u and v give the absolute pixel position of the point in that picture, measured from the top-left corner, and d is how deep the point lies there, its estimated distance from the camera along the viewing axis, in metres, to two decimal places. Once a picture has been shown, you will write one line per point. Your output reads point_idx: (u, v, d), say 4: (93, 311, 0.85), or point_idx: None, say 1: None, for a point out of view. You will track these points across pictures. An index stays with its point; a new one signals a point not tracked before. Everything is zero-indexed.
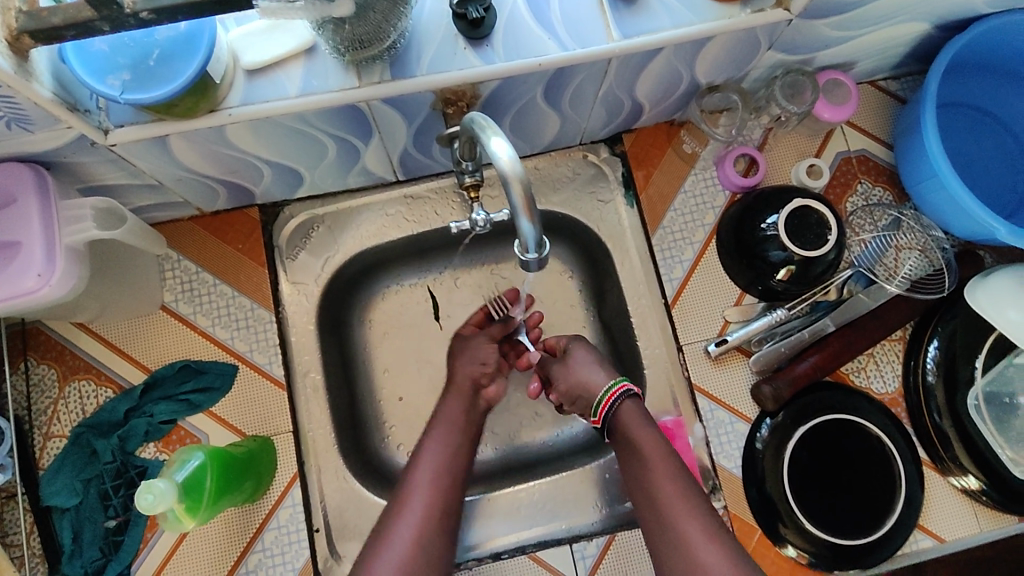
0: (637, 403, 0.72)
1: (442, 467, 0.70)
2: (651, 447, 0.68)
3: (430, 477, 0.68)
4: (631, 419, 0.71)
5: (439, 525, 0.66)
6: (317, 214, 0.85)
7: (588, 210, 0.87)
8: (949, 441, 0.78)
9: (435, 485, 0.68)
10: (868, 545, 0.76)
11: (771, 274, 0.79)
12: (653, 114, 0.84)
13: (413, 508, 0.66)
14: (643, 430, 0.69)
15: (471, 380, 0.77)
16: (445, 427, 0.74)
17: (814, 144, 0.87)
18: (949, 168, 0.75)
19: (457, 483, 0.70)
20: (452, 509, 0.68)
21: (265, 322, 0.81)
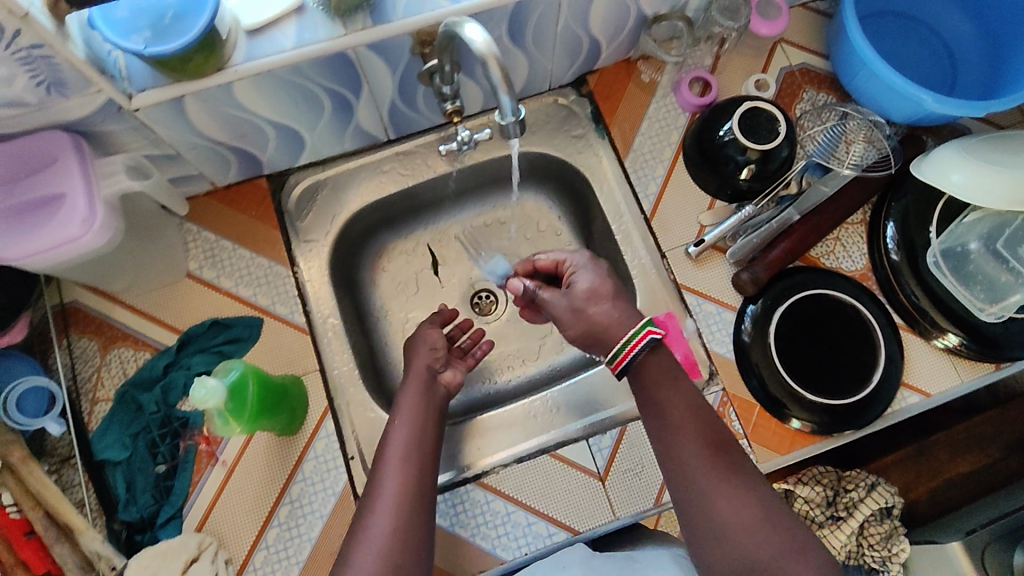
0: (663, 362, 0.70)
1: (412, 450, 0.69)
2: (671, 399, 0.68)
3: (397, 466, 0.67)
4: (659, 365, 0.70)
5: (416, 511, 0.64)
6: (320, 179, 0.93)
7: (564, 147, 0.96)
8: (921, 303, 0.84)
9: (408, 478, 0.67)
10: (860, 403, 0.81)
11: (735, 176, 0.88)
12: (610, 51, 0.93)
13: (387, 495, 0.65)
14: (669, 382, 0.69)
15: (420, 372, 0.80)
16: (405, 400, 0.75)
17: (759, 62, 0.96)
18: (876, 55, 0.84)
19: (428, 461, 0.69)
20: (428, 483, 0.68)
21: (284, 277, 0.88)
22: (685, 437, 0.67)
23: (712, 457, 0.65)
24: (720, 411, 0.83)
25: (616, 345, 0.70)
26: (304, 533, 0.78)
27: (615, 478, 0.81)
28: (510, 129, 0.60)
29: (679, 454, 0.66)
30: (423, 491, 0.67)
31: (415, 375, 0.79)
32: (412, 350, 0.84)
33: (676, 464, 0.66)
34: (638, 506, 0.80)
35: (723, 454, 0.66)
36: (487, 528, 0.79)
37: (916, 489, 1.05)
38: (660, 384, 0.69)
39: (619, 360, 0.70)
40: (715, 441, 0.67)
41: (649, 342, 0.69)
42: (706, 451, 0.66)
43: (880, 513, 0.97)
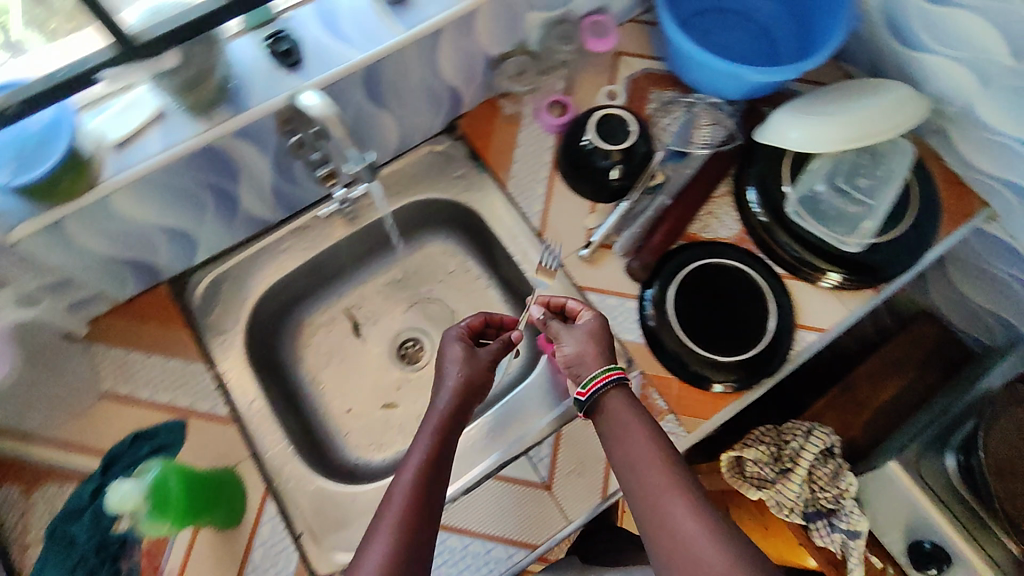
0: (628, 401, 0.74)
1: (425, 480, 0.66)
2: (640, 440, 0.72)
3: (410, 497, 0.64)
4: (628, 412, 0.74)
5: (417, 547, 0.62)
6: (221, 271, 0.94)
7: (449, 189, 1.02)
8: (794, 249, 0.92)
9: (414, 515, 0.63)
10: (765, 351, 0.88)
11: (605, 178, 0.95)
12: (471, 94, 1.00)
13: (386, 533, 0.62)
14: (642, 433, 0.72)
15: (458, 391, 0.75)
16: (428, 425, 0.72)
17: (607, 75, 1.05)
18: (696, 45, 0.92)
19: (438, 497, 0.66)
20: (433, 517, 0.65)
21: (200, 373, 0.87)
22: (656, 479, 0.69)
23: (692, 513, 0.66)
24: (644, 393, 0.87)
25: (590, 375, 0.77)
26: None
27: (561, 482, 0.82)
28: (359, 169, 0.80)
29: (652, 501, 0.68)
30: (423, 531, 0.63)
31: (448, 393, 0.75)
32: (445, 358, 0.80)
33: (648, 506, 0.68)
34: (589, 504, 0.81)
35: (693, 495, 0.68)
36: (449, 567, 0.79)
37: (852, 426, 1.11)
38: (623, 419, 0.73)
39: (591, 386, 0.76)
40: (686, 483, 0.69)
41: (615, 381, 0.75)
42: (676, 495, 0.67)
43: (823, 456, 1.03)
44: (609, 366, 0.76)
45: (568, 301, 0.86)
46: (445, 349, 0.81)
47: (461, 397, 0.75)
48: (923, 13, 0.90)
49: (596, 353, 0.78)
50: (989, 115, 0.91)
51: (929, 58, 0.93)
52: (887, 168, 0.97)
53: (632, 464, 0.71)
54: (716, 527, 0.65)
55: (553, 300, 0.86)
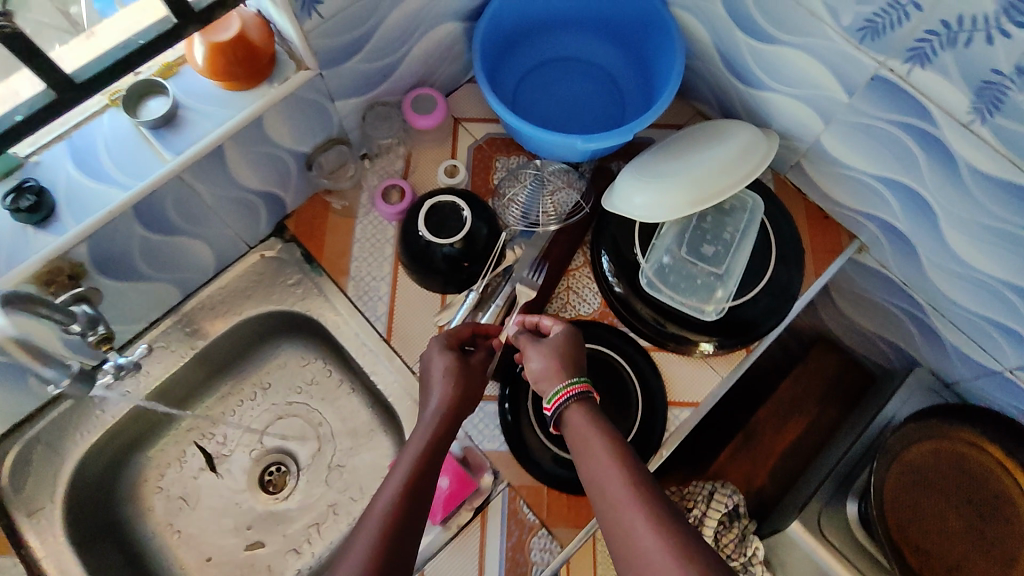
0: (594, 417, 0.67)
1: (403, 505, 0.61)
2: (601, 452, 0.63)
3: (380, 529, 0.59)
4: (583, 423, 0.67)
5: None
6: (32, 436, 0.85)
7: (284, 299, 0.93)
8: (655, 321, 0.86)
9: (383, 547, 0.57)
10: (635, 441, 0.83)
11: (451, 270, 0.86)
12: (293, 193, 0.91)
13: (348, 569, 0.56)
14: (599, 440, 0.64)
15: (445, 407, 0.71)
16: (412, 445, 0.67)
17: (445, 149, 0.98)
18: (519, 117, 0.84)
19: (413, 530, 0.60)
20: (405, 553, 0.59)
21: (10, 565, 0.81)
22: (615, 485, 0.60)
23: (656, 526, 0.56)
24: (512, 507, 0.81)
25: (551, 391, 0.70)
26: None
27: None
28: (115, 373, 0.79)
29: (613, 516, 0.59)
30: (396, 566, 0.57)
31: (433, 409, 0.70)
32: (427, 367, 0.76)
33: (610, 520, 0.59)
34: None
35: (662, 507, 0.58)
36: None
37: (758, 475, 1.08)
38: (584, 430, 0.66)
39: (558, 400, 0.69)
40: (654, 492, 0.59)
41: (579, 393, 0.69)
42: (637, 504, 0.58)
43: (726, 519, 0.96)
44: (575, 380, 0.70)
45: (541, 318, 0.80)
46: (429, 364, 0.76)
47: (445, 415, 0.70)
48: (754, 51, 0.84)
49: (565, 364, 0.72)
50: (838, 151, 0.85)
51: (770, 95, 0.87)
52: (734, 228, 0.90)
53: (596, 479, 0.62)
54: (686, 537, 0.55)
55: (528, 319, 0.80)
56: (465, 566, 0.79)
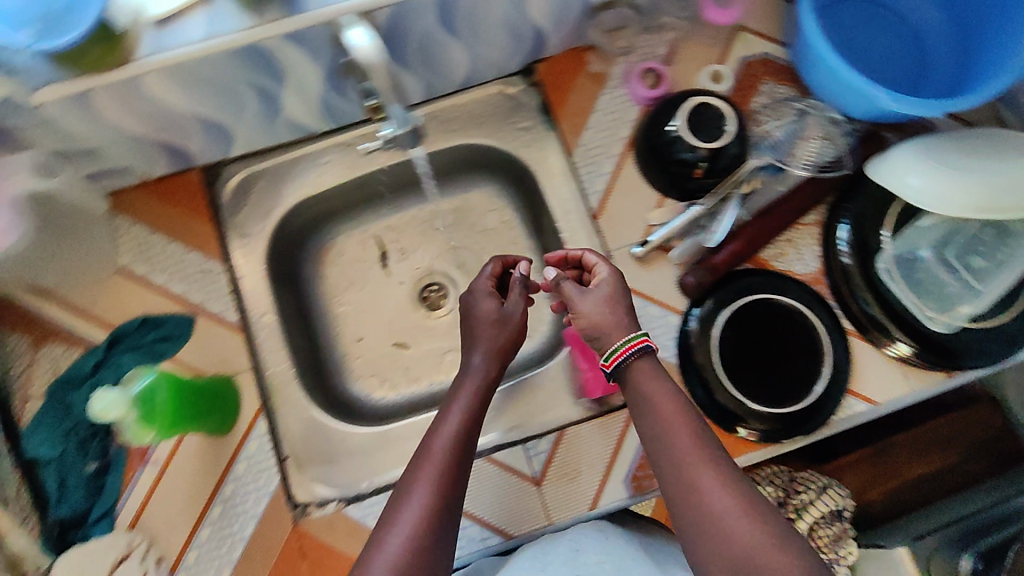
0: (651, 367, 0.68)
1: (461, 433, 0.66)
2: (670, 406, 0.66)
3: (443, 457, 0.64)
4: (650, 374, 0.68)
5: (449, 509, 0.62)
6: (256, 170, 0.91)
7: (508, 138, 0.93)
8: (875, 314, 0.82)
9: (448, 470, 0.63)
10: (804, 412, 0.80)
11: (685, 174, 0.85)
12: (558, 38, 0.89)
13: (418, 493, 0.62)
14: (658, 387, 0.67)
15: (491, 352, 0.73)
16: (467, 382, 0.71)
17: (716, 52, 0.92)
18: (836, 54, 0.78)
19: (468, 462, 0.66)
20: (463, 486, 0.64)
21: (217, 274, 0.86)
22: (678, 432, 0.64)
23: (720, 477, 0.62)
24: None
25: (612, 346, 0.69)
26: (236, 530, 0.78)
27: (552, 481, 0.81)
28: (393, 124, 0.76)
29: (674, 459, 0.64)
30: (457, 497, 0.63)
31: (482, 353, 0.73)
32: (471, 307, 0.77)
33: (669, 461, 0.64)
34: (572, 512, 0.80)
35: (724, 463, 0.63)
36: None
37: (874, 491, 1.05)
38: (643, 381, 0.68)
39: (614, 359, 0.69)
40: (715, 453, 0.63)
41: (642, 347, 0.68)
42: (701, 452, 0.63)
43: (831, 516, 0.98)
44: (635, 335, 0.69)
45: (584, 255, 0.77)
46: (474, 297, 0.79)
47: (495, 356, 0.73)
48: None
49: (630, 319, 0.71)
50: None
51: None
52: (1009, 252, 0.82)
53: (661, 426, 0.66)
54: (752, 503, 0.60)
55: (569, 253, 0.79)
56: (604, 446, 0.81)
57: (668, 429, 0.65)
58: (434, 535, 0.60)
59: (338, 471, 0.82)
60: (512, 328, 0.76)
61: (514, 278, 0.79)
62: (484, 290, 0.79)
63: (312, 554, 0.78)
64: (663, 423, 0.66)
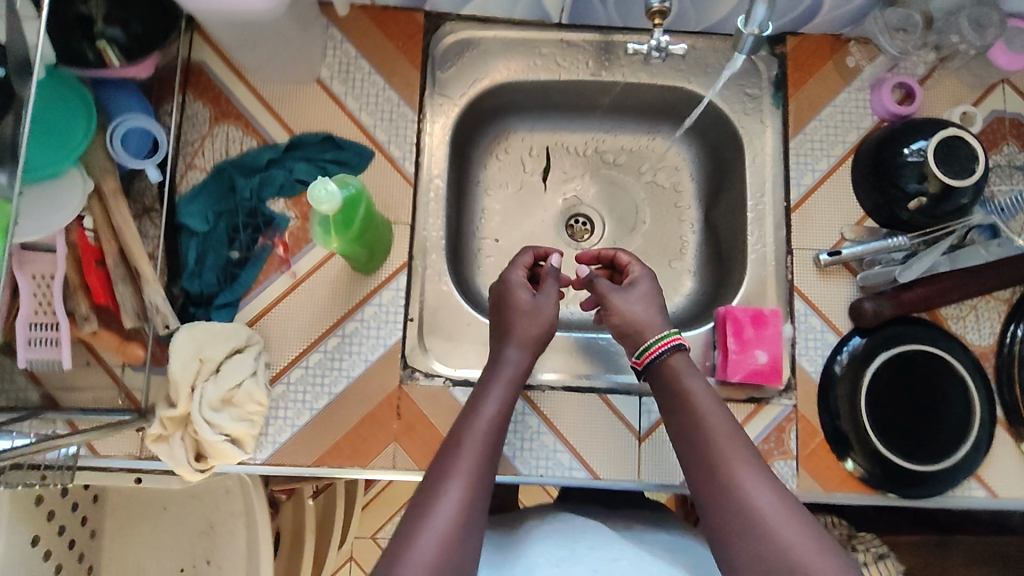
0: (688, 362, 0.71)
1: (497, 427, 0.67)
2: (703, 401, 0.68)
3: (479, 445, 0.65)
4: (693, 379, 0.70)
5: (483, 494, 0.62)
6: (477, 37, 0.88)
7: (731, 99, 0.88)
8: None
9: (484, 462, 0.64)
10: (926, 474, 0.76)
11: (902, 202, 0.80)
12: (827, 19, 0.84)
13: (460, 470, 0.63)
14: (696, 384, 0.69)
15: (530, 347, 0.74)
16: (501, 376, 0.72)
17: (973, 94, 0.86)
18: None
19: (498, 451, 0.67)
20: (493, 475, 0.65)
21: (408, 119, 0.84)
22: (715, 424, 0.66)
23: (756, 472, 0.63)
24: (782, 425, 0.79)
25: (645, 344, 0.74)
26: (345, 368, 0.78)
27: (653, 443, 0.79)
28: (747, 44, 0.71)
29: (705, 453, 0.65)
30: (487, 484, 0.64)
31: (518, 351, 0.74)
32: (511, 297, 0.77)
33: (699, 454, 0.66)
34: (663, 478, 0.78)
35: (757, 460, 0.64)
36: (514, 439, 0.78)
37: None
38: (685, 379, 0.70)
39: (646, 357, 0.73)
40: (749, 451, 0.65)
41: (675, 347, 0.72)
42: (738, 446, 0.64)
43: None
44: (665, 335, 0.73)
45: (618, 255, 0.83)
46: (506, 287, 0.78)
47: (527, 357, 0.74)
48: None
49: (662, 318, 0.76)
50: None
51: None
52: None
53: (691, 419, 0.68)
54: (792, 504, 0.61)
55: (603, 253, 0.85)
56: None
57: (700, 419, 0.67)
58: (472, 524, 0.60)
59: (455, 352, 0.81)
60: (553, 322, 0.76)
61: (547, 270, 0.79)
62: (518, 281, 0.78)
63: (407, 418, 0.78)
64: (695, 415, 0.67)
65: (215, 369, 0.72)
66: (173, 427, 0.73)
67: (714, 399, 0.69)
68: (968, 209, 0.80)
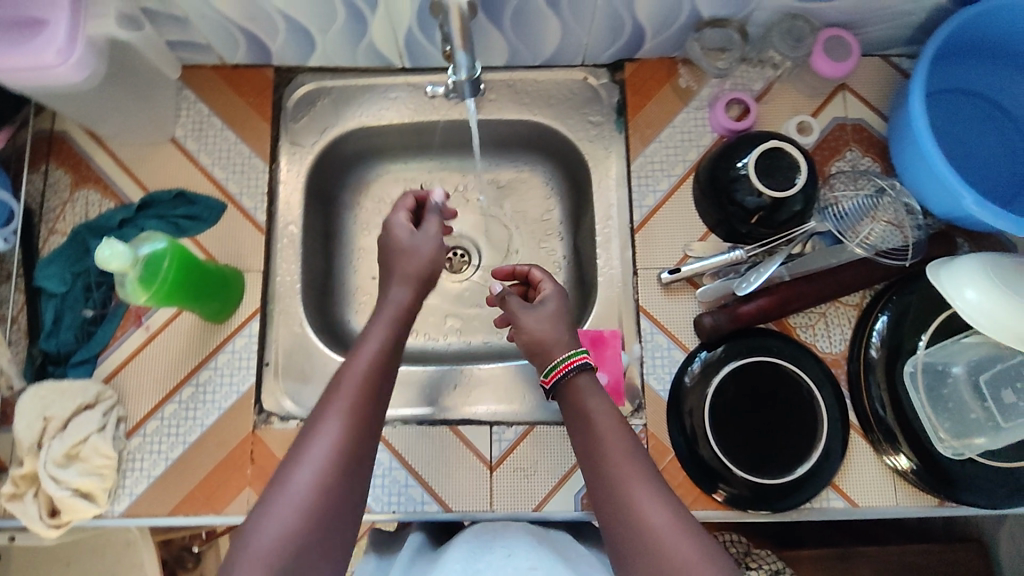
0: (591, 382, 0.69)
1: (376, 369, 0.63)
2: (605, 419, 0.66)
3: (359, 382, 0.62)
4: (594, 397, 0.68)
5: (363, 435, 0.60)
6: (326, 86, 0.91)
7: (576, 128, 0.90)
8: (885, 421, 0.78)
9: (358, 415, 0.60)
10: (779, 488, 0.77)
11: (738, 216, 0.81)
12: (656, 44, 0.86)
13: (337, 410, 0.60)
14: (599, 404, 0.67)
15: (412, 284, 0.71)
16: (383, 316, 0.68)
17: (812, 104, 0.88)
18: (934, 146, 0.75)
19: (386, 387, 0.64)
20: (379, 413, 0.62)
21: (259, 171, 0.87)
22: (616, 446, 0.64)
23: (655, 495, 0.61)
24: None
25: (552, 362, 0.70)
26: (198, 417, 0.80)
27: (504, 472, 0.80)
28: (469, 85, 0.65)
29: (607, 475, 0.63)
30: (369, 426, 0.61)
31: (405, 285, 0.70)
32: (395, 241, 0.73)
33: (601, 477, 0.63)
34: (515, 507, 0.79)
35: (654, 477, 0.63)
36: None
37: None
38: (586, 398, 0.68)
39: (553, 375, 0.69)
40: (648, 469, 0.63)
41: (582, 364, 0.69)
42: (638, 468, 0.62)
43: None
44: (574, 353, 0.70)
45: (532, 271, 0.80)
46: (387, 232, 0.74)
47: (410, 289, 0.71)
48: None
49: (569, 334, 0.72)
50: None
51: None
52: None
53: (593, 441, 0.65)
54: (687, 521, 0.60)
55: (518, 269, 0.82)
56: (569, 452, 0.80)
57: (602, 441, 0.65)
58: (347, 480, 0.58)
59: (310, 393, 0.83)
60: (435, 275, 0.73)
61: (430, 206, 0.77)
62: (399, 222, 0.75)
63: (260, 462, 0.79)
64: (595, 437, 0.65)
65: (61, 426, 0.75)
66: (25, 484, 0.75)
67: (617, 418, 0.67)
68: (807, 216, 0.80)
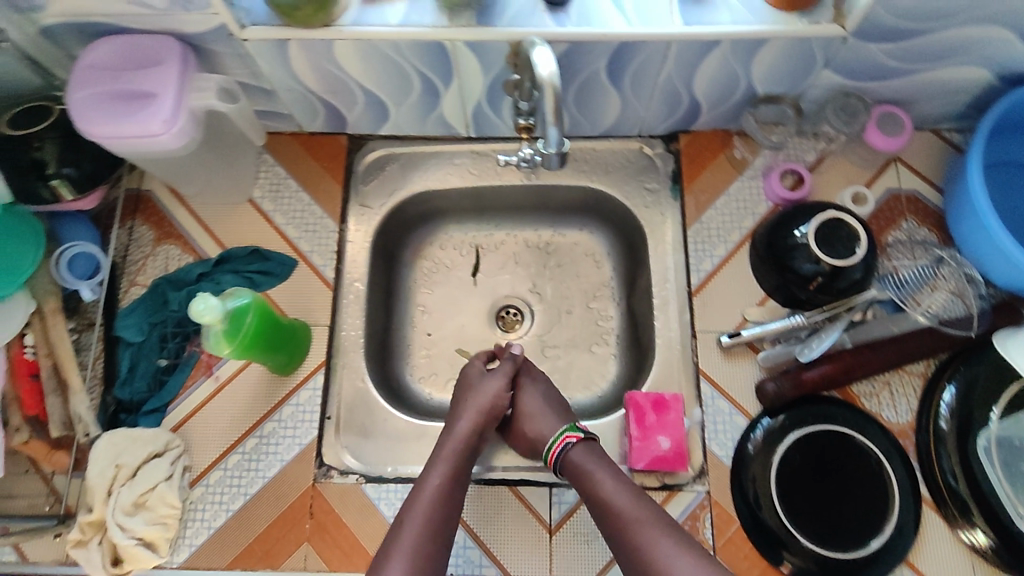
0: (587, 451, 0.76)
1: (440, 505, 0.72)
2: (612, 487, 0.72)
3: (423, 520, 0.71)
4: (605, 475, 0.73)
5: (433, 556, 0.70)
6: (394, 152, 0.96)
7: (632, 194, 0.93)
8: (960, 496, 0.76)
9: (430, 535, 0.70)
10: (850, 563, 0.74)
11: (797, 283, 0.81)
12: (711, 118, 0.90)
13: (409, 537, 0.70)
14: (605, 475, 0.73)
15: (476, 416, 0.79)
16: (448, 448, 0.76)
17: (865, 175, 0.90)
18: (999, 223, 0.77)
19: (452, 515, 0.73)
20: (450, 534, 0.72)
21: (329, 230, 0.92)
22: (629, 509, 0.71)
23: (677, 546, 0.68)
24: (696, 513, 0.79)
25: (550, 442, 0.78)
26: (260, 469, 0.81)
27: (564, 536, 0.78)
28: (551, 159, 0.65)
29: (623, 533, 0.70)
30: (439, 551, 0.71)
31: (469, 420, 0.78)
32: (472, 392, 0.82)
33: (622, 539, 0.70)
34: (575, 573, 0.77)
35: (673, 530, 0.69)
36: None
37: None
38: (595, 472, 0.73)
39: (554, 452, 0.77)
40: (666, 520, 0.70)
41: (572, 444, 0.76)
42: (652, 525, 0.69)
43: None
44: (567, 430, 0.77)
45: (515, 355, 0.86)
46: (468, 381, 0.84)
47: (477, 420, 0.79)
48: None
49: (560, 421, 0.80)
50: None
51: None
52: None
53: (606, 506, 0.72)
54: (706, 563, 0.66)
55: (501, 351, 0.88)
56: None
57: (615, 507, 0.71)
58: None
59: (370, 448, 0.82)
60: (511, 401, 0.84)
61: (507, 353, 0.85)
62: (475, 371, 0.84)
63: (319, 516, 0.79)
64: (607, 503, 0.72)
65: (130, 474, 0.77)
66: (91, 531, 0.76)
67: (625, 479, 0.73)
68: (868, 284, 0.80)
